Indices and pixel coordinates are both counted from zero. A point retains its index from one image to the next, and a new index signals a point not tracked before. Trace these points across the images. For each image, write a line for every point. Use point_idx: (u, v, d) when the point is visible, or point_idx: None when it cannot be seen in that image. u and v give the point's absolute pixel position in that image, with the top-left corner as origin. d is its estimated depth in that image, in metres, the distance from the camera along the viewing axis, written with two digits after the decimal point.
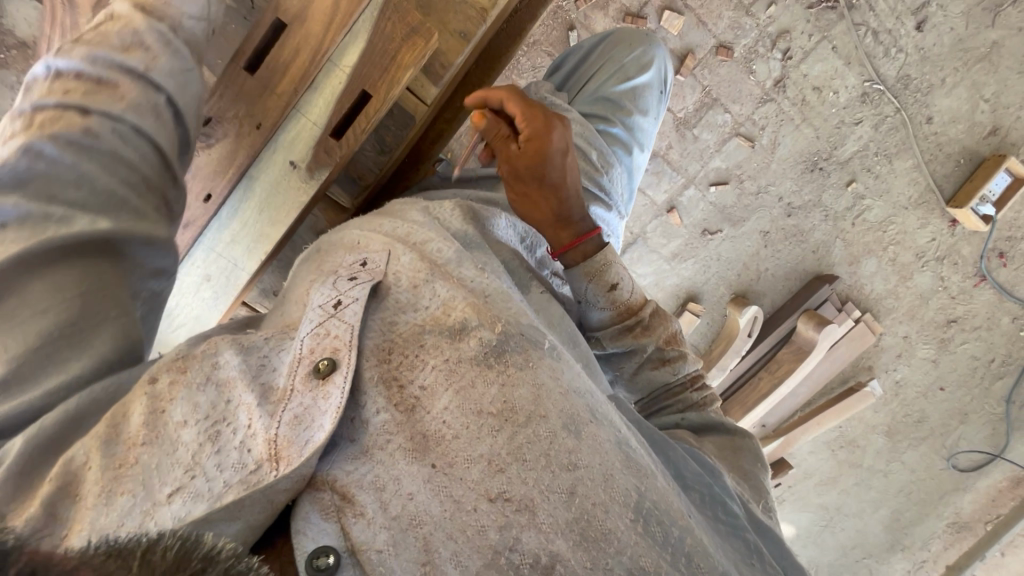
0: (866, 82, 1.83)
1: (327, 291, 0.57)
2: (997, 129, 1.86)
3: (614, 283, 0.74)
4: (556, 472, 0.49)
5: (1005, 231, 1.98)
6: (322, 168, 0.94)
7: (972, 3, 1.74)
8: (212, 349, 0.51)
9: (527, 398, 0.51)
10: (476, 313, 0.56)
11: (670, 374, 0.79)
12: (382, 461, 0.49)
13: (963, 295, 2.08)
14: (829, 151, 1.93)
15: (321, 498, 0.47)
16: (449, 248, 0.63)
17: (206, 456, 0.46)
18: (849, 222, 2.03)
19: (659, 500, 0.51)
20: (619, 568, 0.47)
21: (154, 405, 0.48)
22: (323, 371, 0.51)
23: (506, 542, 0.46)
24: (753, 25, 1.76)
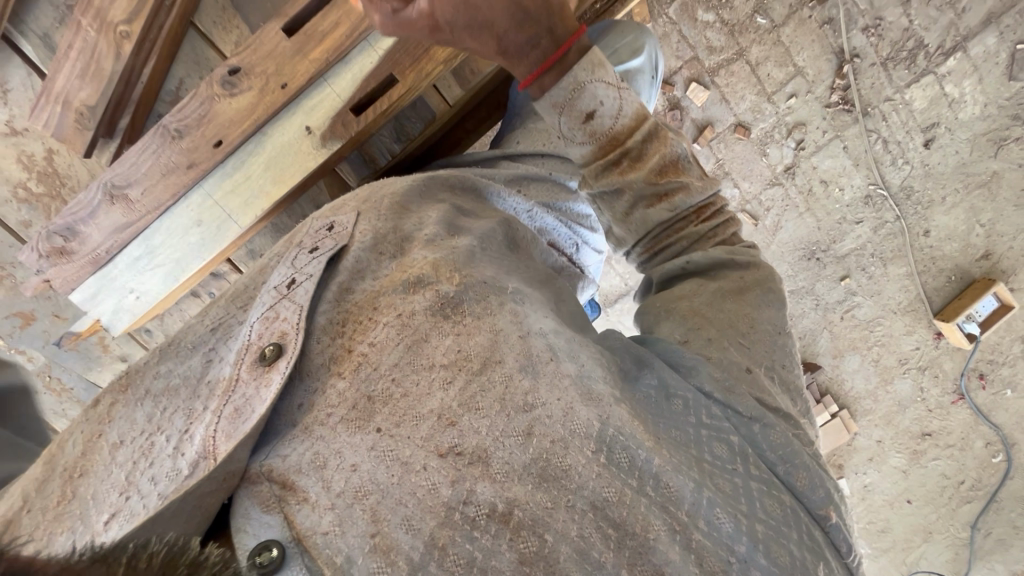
0: (871, 185, 1.90)
1: (288, 271, 0.62)
2: (989, 254, 1.92)
3: (590, 111, 0.66)
4: (512, 415, 0.49)
5: (987, 353, 2.01)
6: (336, 140, 0.97)
7: (979, 131, 1.83)
8: (148, 365, 0.60)
9: (483, 344, 0.52)
10: (434, 271, 0.58)
11: (669, 212, 0.73)
12: (323, 436, 0.50)
13: (941, 410, 2.08)
14: (828, 244, 1.98)
15: (260, 491, 0.48)
16: (430, 218, 0.66)
17: (140, 473, 0.53)
18: (837, 315, 2.06)
19: (623, 425, 0.49)
20: (581, 502, 0.46)
21: (93, 432, 0.56)
22: (269, 357, 0.53)
23: (460, 496, 0.46)
24: (772, 112, 1.84)
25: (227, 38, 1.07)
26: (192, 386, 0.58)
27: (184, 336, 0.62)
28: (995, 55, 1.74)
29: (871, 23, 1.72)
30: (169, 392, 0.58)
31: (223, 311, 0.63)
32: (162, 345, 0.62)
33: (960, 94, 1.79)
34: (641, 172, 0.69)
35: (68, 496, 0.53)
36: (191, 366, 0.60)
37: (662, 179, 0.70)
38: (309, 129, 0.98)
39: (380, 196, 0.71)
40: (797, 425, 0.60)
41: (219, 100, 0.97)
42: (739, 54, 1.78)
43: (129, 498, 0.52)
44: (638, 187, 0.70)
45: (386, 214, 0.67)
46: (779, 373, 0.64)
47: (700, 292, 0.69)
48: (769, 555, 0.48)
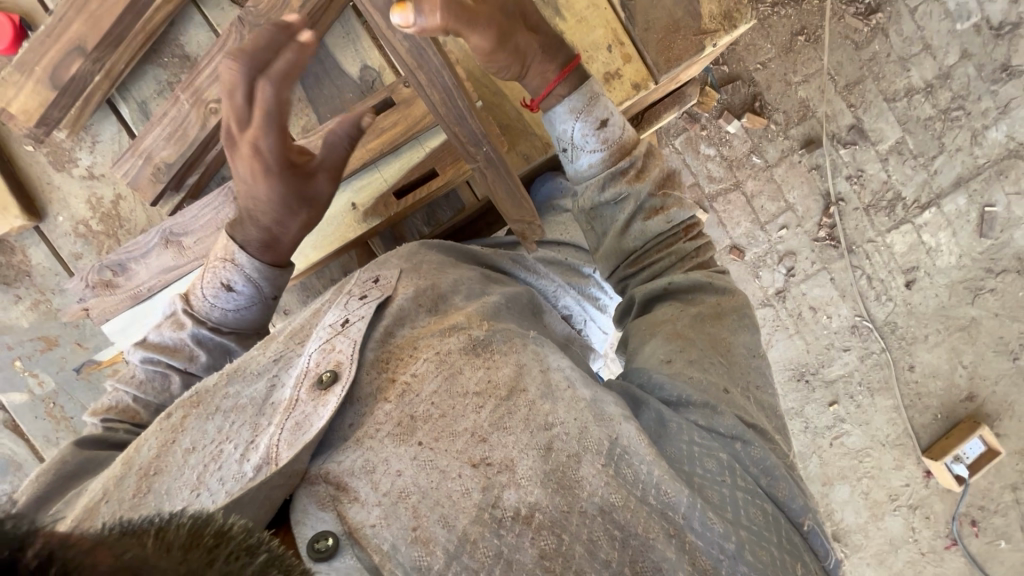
0: (856, 316, 2.01)
1: (342, 312, 0.79)
2: (973, 396, 2.00)
3: (603, 119, 0.93)
4: (534, 431, 0.65)
5: (978, 499, 2.02)
6: (375, 217, 1.12)
7: (955, 279, 1.98)
8: (220, 383, 0.76)
9: (509, 375, 0.69)
10: (467, 321, 0.76)
11: (664, 225, 0.94)
12: (372, 446, 0.66)
13: (934, 555, 2.07)
14: (817, 367, 2.05)
15: (316, 491, 0.64)
16: (465, 286, 0.86)
17: (209, 473, 0.68)
18: (827, 441, 2.09)
19: (629, 444, 0.64)
20: (592, 507, 0.60)
21: (168, 439, 0.71)
22: (326, 381, 0.70)
23: (489, 500, 0.61)
24: (764, 239, 2.00)
25: (295, 122, 1.20)
26: (258, 405, 0.74)
27: (248, 363, 0.78)
28: (966, 214, 1.94)
29: (853, 172, 1.94)
30: (236, 409, 0.74)
31: (283, 346, 0.80)
32: (229, 371, 0.78)
33: (936, 244, 1.97)
34: (645, 181, 0.93)
35: (145, 489, 0.68)
36: (257, 388, 0.75)
37: (659, 189, 0.95)
38: (354, 204, 1.12)
39: (422, 262, 0.90)
40: (771, 440, 0.74)
41: None
42: (735, 185, 1.98)
43: (200, 494, 0.67)
44: (643, 193, 0.93)
45: (426, 275, 0.86)
46: (754, 393, 0.79)
47: (682, 316, 0.84)
48: (753, 555, 0.60)
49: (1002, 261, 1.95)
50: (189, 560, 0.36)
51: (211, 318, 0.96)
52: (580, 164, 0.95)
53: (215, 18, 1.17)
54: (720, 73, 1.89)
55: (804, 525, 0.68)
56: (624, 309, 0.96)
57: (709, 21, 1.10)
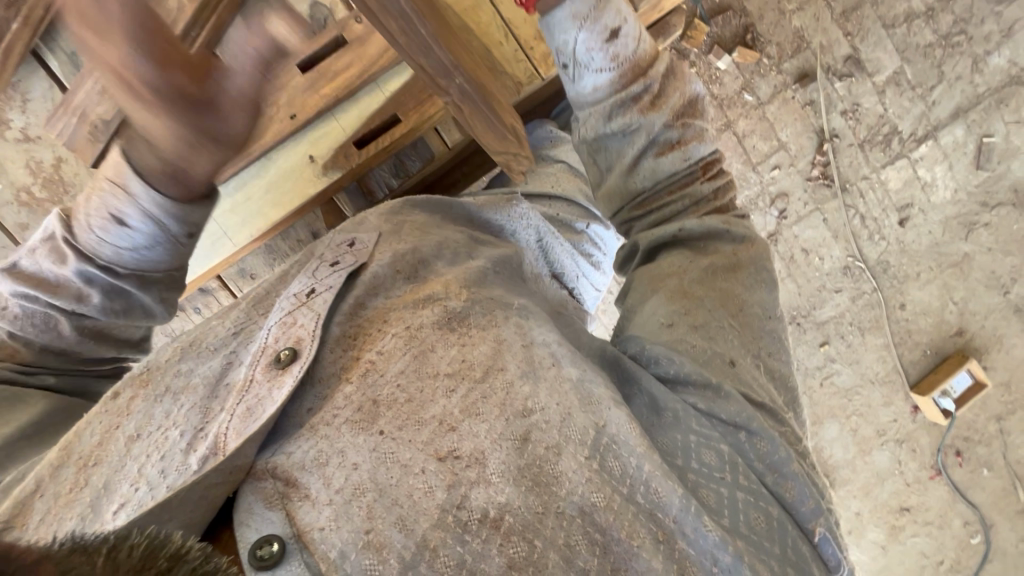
0: (849, 257, 1.99)
1: (308, 281, 0.74)
2: (963, 331, 2.01)
3: (613, 33, 0.88)
4: (510, 419, 0.61)
5: (963, 431, 2.07)
6: (336, 169, 1.17)
7: (950, 214, 1.94)
8: (175, 360, 0.71)
9: (485, 354, 0.65)
10: (444, 289, 0.72)
11: (680, 161, 0.92)
12: (327, 435, 0.61)
13: (918, 485, 2.11)
14: (808, 310, 2.03)
15: (263, 488, 0.59)
16: (440, 256, 0.80)
17: (151, 464, 0.63)
18: (817, 381, 2.09)
19: (617, 434, 0.61)
20: (570, 507, 0.56)
21: (112, 424, 0.66)
22: (284, 360, 0.65)
23: (455, 500, 0.56)
24: (755, 181, 1.92)
25: None
26: (211, 386, 0.68)
27: (204, 338, 0.74)
28: (963, 146, 1.89)
29: (849, 107, 1.86)
30: (187, 390, 0.68)
31: (244, 318, 0.76)
32: (183, 347, 0.73)
33: (932, 179, 1.92)
34: (660, 107, 0.92)
35: (82, 482, 0.62)
36: (210, 367, 0.70)
37: (677, 119, 0.93)
38: (312, 157, 1.18)
39: (401, 222, 0.86)
40: (782, 421, 0.72)
41: None
42: (727, 126, 1.87)
43: (138, 488, 0.61)
44: (657, 123, 0.91)
45: (406, 238, 0.82)
46: (765, 361, 0.77)
47: (690, 269, 0.83)
48: (752, 565, 0.57)
49: (999, 194, 1.92)
50: None
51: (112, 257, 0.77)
52: (584, 84, 0.92)
53: None
54: (709, 4, 1.76)
55: (813, 533, 0.66)
56: (629, 254, 0.97)
57: None
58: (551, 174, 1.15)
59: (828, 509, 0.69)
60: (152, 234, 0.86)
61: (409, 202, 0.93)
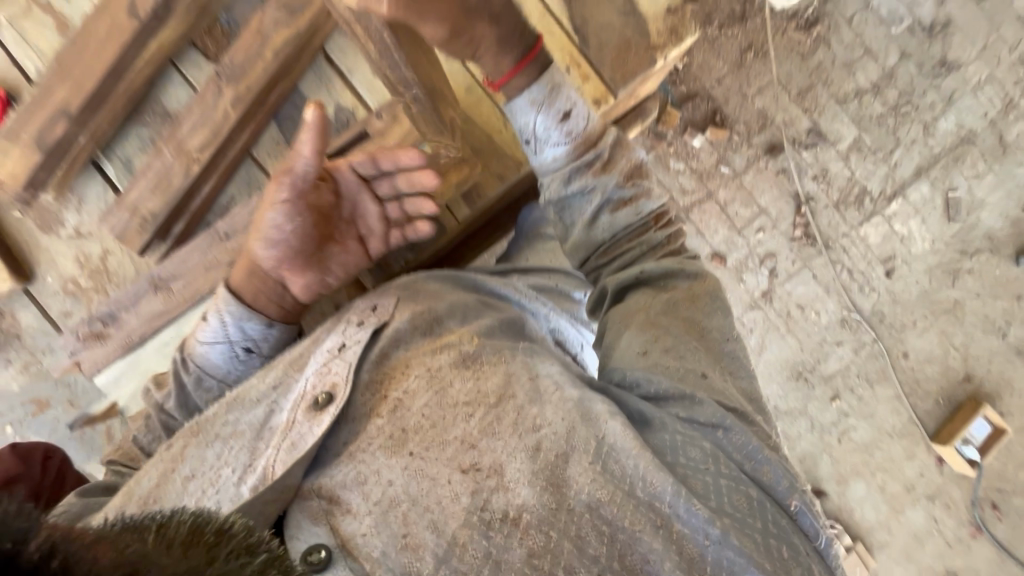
0: (844, 310, 2.06)
1: (338, 338, 0.81)
2: (970, 376, 2.02)
3: (566, 111, 0.97)
4: (521, 436, 0.67)
5: (994, 481, 2.01)
6: None
7: (933, 264, 2.04)
8: (220, 411, 0.80)
9: (497, 384, 0.72)
10: (459, 335, 0.78)
11: (633, 215, 1.01)
12: (364, 459, 0.70)
13: (961, 545, 2.04)
14: (813, 364, 2.09)
15: (309, 505, 0.70)
16: (455, 311, 0.84)
17: (208, 496, 0.74)
18: (835, 437, 2.10)
19: (614, 440, 0.66)
20: (580, 504, 0.63)
21: (171, 466, 0.78)
22: (321, 402, 0.74)
23: (478, 503, 0.64)
24: (743, 244, 2.07)
25: None
26: (255, 430, 0.78)
27: (248, 389, 0.82)
28: (932, 200, 2.02)
29: (819, 172, 2.03)
30: (235, 434, 0.79)
31: (280, 372, 0.82)
32: (228, 400, 0.82)
33: (909, 232, 2.04)
34: (612, 171, 1.00)
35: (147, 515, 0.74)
36: (254, 415, 0.79)
37: (627, 179, 1.01)
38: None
39: (419, 287, 0.90)
40: (754, 422, 0.76)
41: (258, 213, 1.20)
42: (708, 196, 2.05)
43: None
44: (610, 184, 1.00)
45: (422, 299, 0.86)
46: (727, 372, 0.82)
47: (654, 303, 0.87)
48: (739, 539, 0.61)
49: (974, 242, 2.01)
50: (192, 557, 0.38)
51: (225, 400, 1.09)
52: (545, 155, 0.99)
53: (192, 75, 1.29)
54: (680, 91, 1.99)
55: (792, 506, 0.70)
56: (599, 299, 0.99)
57: (657, 36, 1.18)
58: (547, 248, 1.28)
59: (803, 487, 0.73)
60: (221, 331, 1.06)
61: (429, 274, 0.97)
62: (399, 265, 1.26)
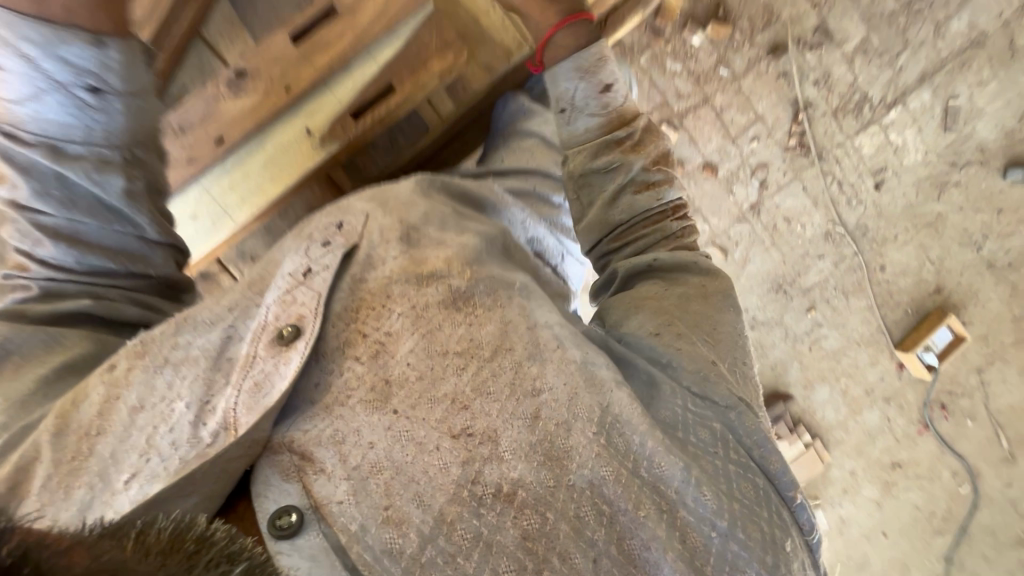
0: (830, 223, 2.07)
1: (302, 260, 0.72)
2: (940, 289, 2.07)
3: (607, 84, 0.97)
4: (521, 400, 0.60)
5: (948, 385, 2.14)
6: (335, 141, 1.24)
7: (922, 176, 2.01)
8: (173, 333, 0.69)
9: (493, 334, 0.64)
10: (446, 266, 0.69)
11: (653, 200, 0.94)
12: (342, 416, 0.60)
13: (908, 440, 2.20)
14: (793, 277, 2.13)
15: (280, 461, 0.59)
16: (433, 222, 0.78)
17: (159, 437, 0.61)
18: (806, 346, 2.19)
19: (621, 412, 0.60)
20: (580, 482, 0.56)
21: (111, 394, 0.64)
22: (288, 336, 0.63)
23: (469, 476, 0.56)
24: (735, 154, 2.02)
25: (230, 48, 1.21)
26: (211, 358, 0.66)
27: (199, 313, 0.71)
28: (931, 109, 1.94)
29: (820, 77, 1.92)
30: (188, 361, 0.66)
31: (240, 297, 0.73)
32: (178, 321, 0.70)
33: (903, 143, 1.98)
34: (640, 153, 0.95)
35: (86, 451, 0.61)
36: (211, 340, 0.68)
37: (654, 164, 0.96)
38: (309, 129, 1.25)
39: (388, 196, 0.83)
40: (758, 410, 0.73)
41: (224, 99, 1.21)
42: (704, 101, 1.97)
43: (149, 459, 0.59)
44: (636, 163, 0.94)
45: (393, 211, 0.78)
46: (741, 367, 0.77)
47: (667, 296, 0.81)
48: (746, 532, 0.59)
49: (965, 155, 1.97)
50: (171, 565, 0.36)
51: (108, 230, 0.95)
52: (577, 125, 0.98)
53: None
54: None
55: (793, 499, 0.68)
56: (605, 284, 0.93)
57: None
58: (526, 148, 1.17)
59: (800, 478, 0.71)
60: (29, 77, 0.87)
61: (411, 180, 0.89)
62: (377, 168, 1.29)
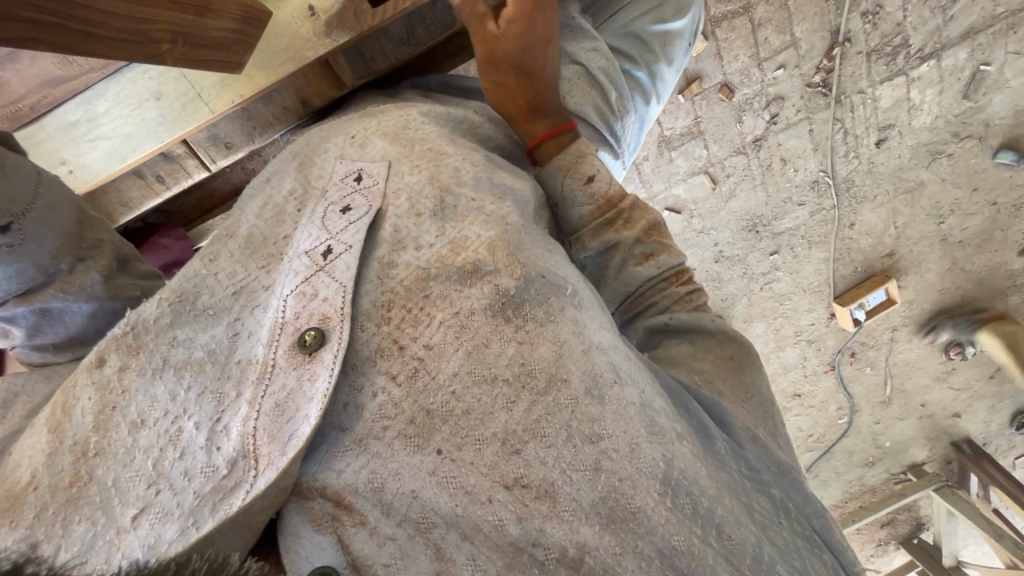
0: (821, 172, 2.04)
1: (321, 236, 0.68)
2: (892, 254, 2.17)
3: (591, 175, 0.85)
4: (580, 447, 0.58)
5: (864, 337, 2.34)
6: (345, 29, 1.01)
7: (923, 140, 1.97)
8: (170, 330, 0.64)
9: (547, 358, 0.61)
10: (489, 256, 0.65)
11: (654, 270, 0.84)
12: (379, 452, 0.58)
13: (813, 376, 2.47)
14: (770, 219, 2.14)
15: (312, 510, 0.58)
16: (472, 178, 0.73)
17: (169, 465, 0.58)
18: (758, 285, 2.29)
19: (686, 470, 0.61)
20: (649, 548, 0.57)
21: (106, 403, 0.60)
22: (311, 344, 0.60)
23: (530, 539, 0.56)
24: (758, 79, 1.87)
25: None
26: (219, 364, 0.64)
27: (198, 292, 0.67)
28: (960, 71, 1.84)
29: (871, 9, 1.74)
30: (191, 364, 0.63)
31: (242, 273, 0.69)
32: (174, 306, 0.65)
33: (920, 102, 1.90)
34: (633, 232, 0.84)
35: (85, 477, 0.56)
36: (215, 337, 0.65)
37: (648, 235, 0.85)
38: (312, 10, 1.01)
39: (414, 139, 0.77)
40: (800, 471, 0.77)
41: None
42: (744, 10, 1.76)
43: (159, 492, 0.57)
44: (631, 241, 0.84)
45: (420, 165, 0.73)
46: (780, 436, 0.80)
47: (704, 363, 0.78)
48: None
49: (970, 126, 1.93)
50: None
51: (90, 311, 0.72)
52: (569, 216, 0.86)
53: None
54: None
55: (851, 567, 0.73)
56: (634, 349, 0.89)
57: None
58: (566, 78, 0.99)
59: None
60: None
61: (422, 114, 0.83)
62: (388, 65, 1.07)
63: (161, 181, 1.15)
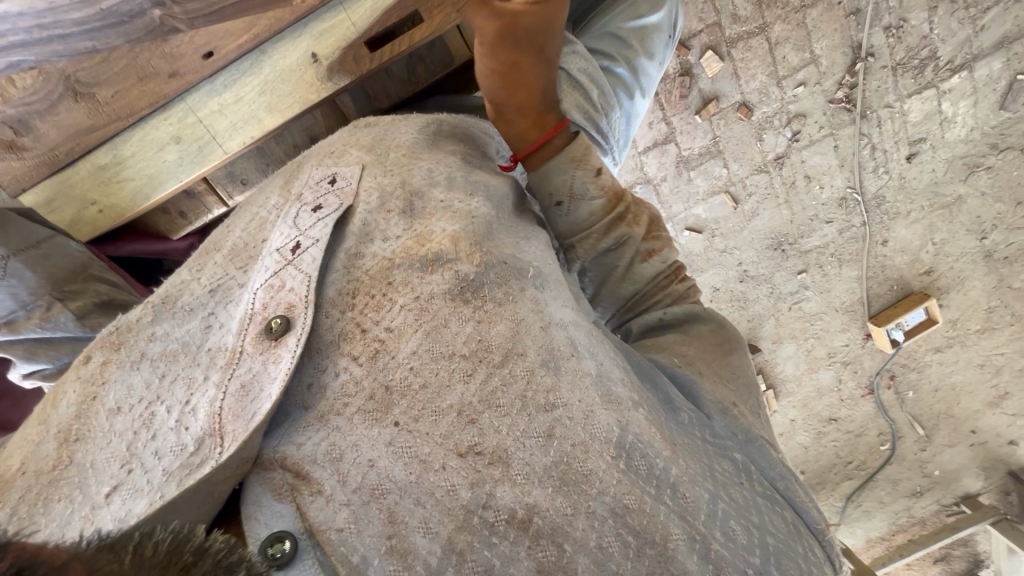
0: (849, 188, 1.97)
1: (291, 232, 0.65)
2: (931, 271, 2.05)
3: (600, 167, 0.81)
4: (533, 415, 0.53)
5: (903, 359, 2.23)
6: (344, 73, 1.07)
7: (958, 154, 1.88)
8: (144, 325, 0.61)
9: (504, 335, 0.57)
10: (451, 246, 0.61)
11: (660, 265, 0.85)
12: (339, 426, 0.54)
13: (850, 401, 2.33)
14: (796, 237, 2.08)
15: (272, 480, 0.52)
16: (442, 172, 0.70)
17: (142, 447, 0.54)
18: (786, 305, 2.20)
19: (641, 433, 0.54)
20: (601, 509, 0.50)
21: (87, 394, 0.57)
22: (277, 330, 0.57)
23: (479, 501, 0.50)
24: (777, 97, 1.84)
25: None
26: (192, 354, 0.60)
27: (179, 295, 0.64)
28: (995, 82, 1.75)
29: (894, 22, 1.70)
30: (167, 356, 0.60)
31: (222, 273, 0.66)
32: (155, 305, 0.63)
33: (953, 114, 1.82)
34: (641, 230, 0.83)
35: (66, 461, 0.54)
36: (189, 330, 0.62)
37: (651, 232, 0.84)
38: (316, 56, 1.06)
39: (386, 149, 0.73)
40: (776, 446, 0.70)
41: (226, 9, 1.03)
42: (761, 29, 1.76)
43: (131, 472, 0.53)
44: (639, 236, 0.83)
45: (394, 169, 0.70)
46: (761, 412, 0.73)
47: (688, 348, 0.77)
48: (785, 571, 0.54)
49: (1010, 138, 1.83)
50: None
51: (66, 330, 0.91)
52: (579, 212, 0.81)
53: None
54: None
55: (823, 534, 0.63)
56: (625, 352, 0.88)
57: None
58: None
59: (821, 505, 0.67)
60: None
61: (399, 126, 0.78)
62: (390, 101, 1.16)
63: (184, 216, 1.24)
